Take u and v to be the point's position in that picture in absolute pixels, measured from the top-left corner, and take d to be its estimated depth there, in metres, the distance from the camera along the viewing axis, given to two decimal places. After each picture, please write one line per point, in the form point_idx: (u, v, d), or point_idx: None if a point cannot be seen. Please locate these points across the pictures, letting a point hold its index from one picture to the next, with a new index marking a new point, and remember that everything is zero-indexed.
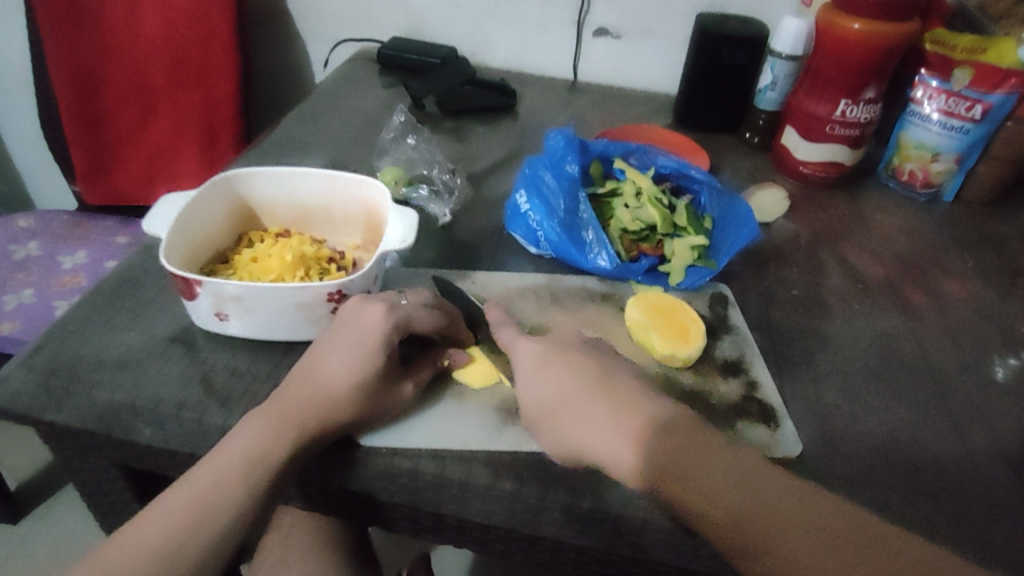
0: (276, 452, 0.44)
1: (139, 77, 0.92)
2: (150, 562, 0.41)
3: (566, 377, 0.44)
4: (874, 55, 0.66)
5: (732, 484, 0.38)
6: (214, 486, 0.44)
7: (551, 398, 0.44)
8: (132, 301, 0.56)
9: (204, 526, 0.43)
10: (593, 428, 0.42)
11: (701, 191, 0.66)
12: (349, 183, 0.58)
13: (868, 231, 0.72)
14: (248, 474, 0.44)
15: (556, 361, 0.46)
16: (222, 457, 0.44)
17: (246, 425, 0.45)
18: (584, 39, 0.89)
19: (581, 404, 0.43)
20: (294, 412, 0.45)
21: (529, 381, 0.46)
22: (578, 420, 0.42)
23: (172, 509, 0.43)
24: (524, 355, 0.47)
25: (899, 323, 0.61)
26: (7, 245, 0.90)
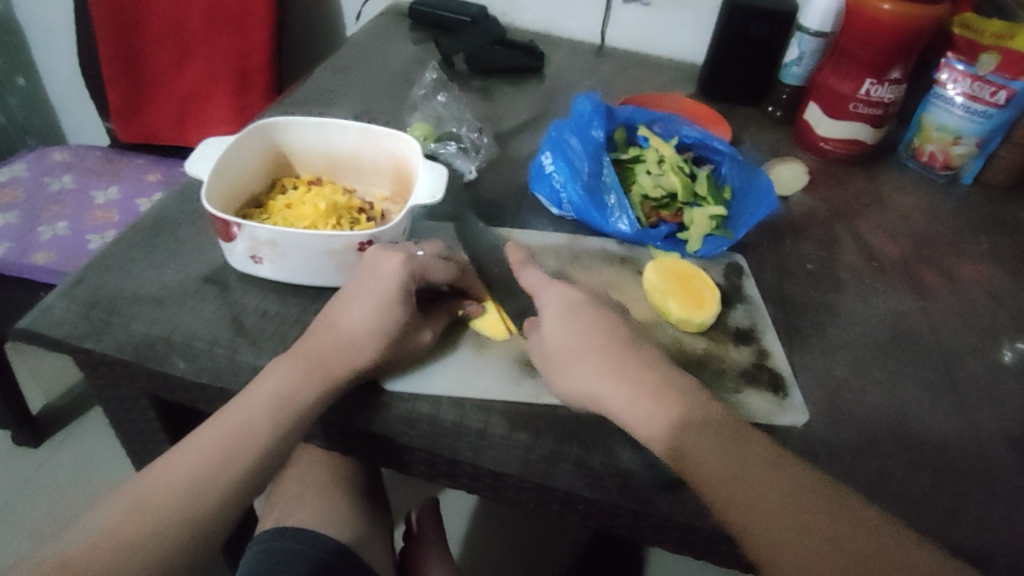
0: (303, 393, 0.47)
1: (177, 20, 0.93)
2: (186, 489, 0.44)
3: (588, 332, 0.47)
4: (902, 36, 0.66)
5: (729, 467, 0.41)
6: (245, 422, 0.46)
7: (574, 348, 0.47)
8: (169, 241, 0.58)
9: (234, 461, 0.46)
10: (606, 382, 0.45)
11: (723, 161, 0.67)
12: (382, 137, 0.60)
13: (885, 210, 0.73)
14: (277, 413, 0.46)
15: (577, 315, 0.48)
16: (253, 396, 0.47)
17: (274, 368, 0.48)
18: (615, 5, 0.89)
19: (598, 362, 0.46)
20: (319, 357, 0.48)
21: (554, 325, 0.48)
22: (598, 376, 0.45)
23: (206, 443, 0.46)
24: (551, 302, 0.49)
25: (910, 302, 0.62)
26: (41, 176, 0.92)
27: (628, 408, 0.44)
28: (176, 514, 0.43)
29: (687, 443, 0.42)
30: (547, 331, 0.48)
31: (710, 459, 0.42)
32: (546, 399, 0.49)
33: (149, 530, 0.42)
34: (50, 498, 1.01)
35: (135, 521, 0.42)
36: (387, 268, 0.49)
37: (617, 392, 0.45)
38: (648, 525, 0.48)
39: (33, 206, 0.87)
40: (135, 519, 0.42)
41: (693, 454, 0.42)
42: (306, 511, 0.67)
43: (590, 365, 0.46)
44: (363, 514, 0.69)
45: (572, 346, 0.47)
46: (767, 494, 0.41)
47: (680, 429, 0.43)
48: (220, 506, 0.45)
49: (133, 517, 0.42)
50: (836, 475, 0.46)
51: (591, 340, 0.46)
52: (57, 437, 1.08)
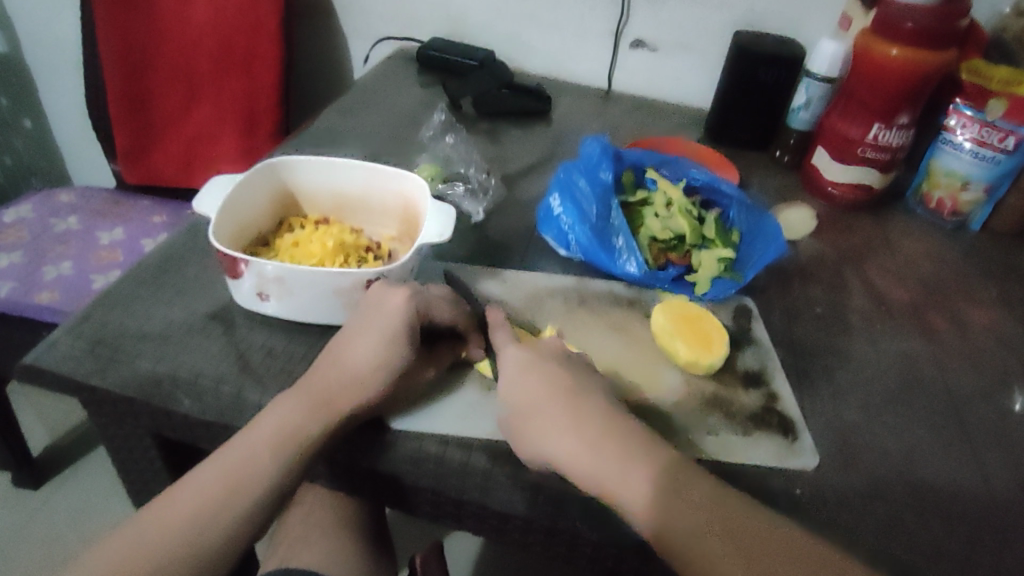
0: (309, 431, 0.45)
1: (185, 62, 0.94)
2: (189, 528, 0.43)
3: (544, 387, 0.46)
4: (909, 81, 0.67)
5: (721, 550, 0.39)
6: (246, 458, 0.45)
7: (528, 402, 0.46)
8: (175, 278, 0.58)
9: (241, 499, 0.44)
10: (557, 434, 0.44)
11: (731, 206, 0.67)
12: (389, 177, 0.60)
13: (894, 255, 0.73)
14: (280, 449, 0.45)
15: (538, 370, 0.47)
16: (253, 433, 0.45)
17: (278, 403, 0.47)
18: (620, 50, 0.91)
19: (549, 414, 0.45)
20: (323, 393, 0.47)
21: (510, 382, 0.47)
22: (553, 432, 0.44)
23: (206, 481, 0.44)
24: (507, 360, 0.48)
25: (923, 346, 0.61)
26: (47, 218, 0.93)
27: (578, 457, 0.43)
28: (180, 557, 0.42)
29: (668, 517, 0.40)
30: (503, 386, 0.48)
31: (689, 537, 0.39)
32: None
33: (150, 568, 0.41)
34: (44, 540, 0.99)
35: (138, 561, 0.41)
36: (384, 310, 0.49)
37: (578, 451, 0.43)
38: (656, 571, 0.46)
39: (39, 246, 0.87)
40: (137, 557, 0.41)
41: (673, 532, 0.39)
42: (311, 553, 0.64)
43: (543, 421, 0.45)
44: (370, 555, 0.67)
45: (526, 401, 0.46)
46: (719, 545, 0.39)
47: (665, 503, 0.40)
48: (223, 547, 0.43)
49: (136, 560, 0.41)
50: (851, 524, 0.45)
51: (546, 395, 0.46)
52: (54, 478, 1.06)
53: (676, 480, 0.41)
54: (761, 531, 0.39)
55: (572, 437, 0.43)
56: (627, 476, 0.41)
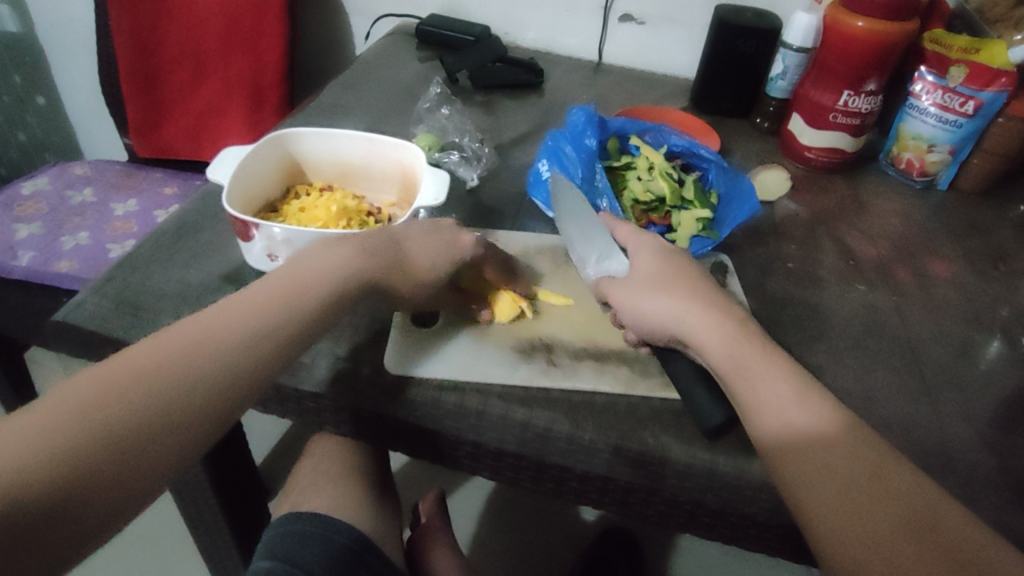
0: (344, 285, 0.49)
1: (193, 42, 0.98)
2: (242, 323, 0.44)
3: (679, 275, 0.54)
4: (876, 51, 0.71)
5: (840, 488, 0.40)
6: (303, 283, 0.48)
7: (657, 282, 0.53)
8: (194, 242, 0.63)
9: (286, 314, 0.46)
10: (678, 304, 0.51)
11: (710, 169, 0.71)
12: (388, 145, 0.64)
13: (866, 216, 0.77)
14: (331, 287, 0.48)
15: (671, 266, 0.55)
16: (314, 267, 0.49)
17: (331, 249, 0.51)
18: (609, 24, 0.94)
19: (673, 289, 0.52)
20: (369, 256, 0.51)
21: (648, 263, 0.55)
22: (679, 307, 0.51)
23: (266, 290, 0.47)
24: (646, 248, 0.57)
25: (886, 298, 0.66)
26: (64, 190, 0.98)
27: (704, 337, 0.49)
28: (228, 344, 0.43)
29: (789, 434, 0.43)
30: (639, 264, 0.55)
31: (802, 457, 0.42)
32: (540, 383, 0.52)
33: (200, 354, 0.42)
34: None
35: (192, 338, 0.42)
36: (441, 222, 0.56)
37: (700, 333, 0.49)
38: (635, 501, 0.49)
39: (57, 218, 0.92)
40: (188, 336, 0.42)
41: (791, 450, 0.43)
42: (321, 497, 0.70)
43: (667, 296, 0.52)
44: (375, 501, 0.73)
45: (656, 279, 0.53)
46: (830, 450, 0.42)
47: (791, 424, 0.44)
48: (244, 367, 0.43)
49: (191, 339, 0.42)
50: None
51: (679, 281, 0.53)
52: None
53: (828, 412, 0.44)
54: (891, 479, 0.41)
55: (702, 321, 0.50)
56: (761, 383, 0.46)
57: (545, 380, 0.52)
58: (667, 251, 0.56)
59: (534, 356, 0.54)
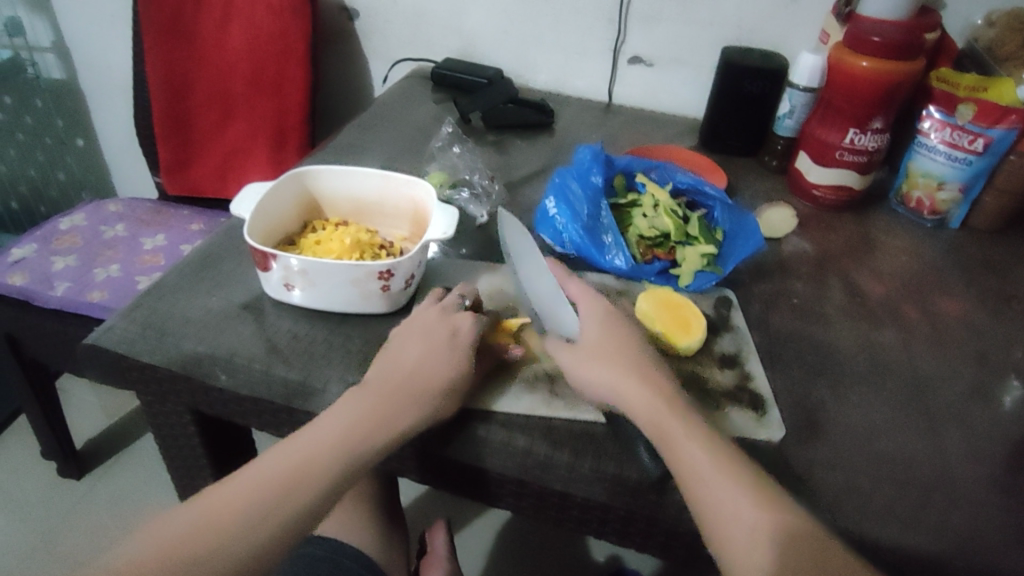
0: (371, 440, 0.48)
1: (223, 86, 1.03)
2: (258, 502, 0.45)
3: (617, 343, 0.53)
4: (880, 91, 0.73)
5: None
6: (322, 450, 0.47)
7: (597, 349, 0.53)
8: (215, 273, 0.65)
9: (301, 486, 0.46)
10: (614, 375, 0.51)
11: (715, 207, 0.73)
12: (401, 183, 0.67)
13: (876, 253, 0.77)
14: (348, 449, 0.48)
15: (613, 333, 0.54)
16: (333, 425, 0.49)
17: (351, 402, 0.50)
18: (619, 66, 0.98)
19: (610, 358, 0.52)
20: (389, 391, 0.50)
21: (589, 328, 0.55)
22: (615, 379, 0.51)
23: (283, 460, 0.47)
24: (591, 310, 0.56)
25: (893, 335, 0.66)
26: (98, 226, 1.02)
27: (638, 411, 0.49)
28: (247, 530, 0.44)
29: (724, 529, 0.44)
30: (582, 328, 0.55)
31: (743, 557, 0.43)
32: (543, 412, 0.53)
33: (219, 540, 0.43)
34: (91, 530, 1.08)
35: (210, 527, 0.44)
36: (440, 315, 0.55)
37: (634, 406, 0.50)
38: (636, 531, 0.49)
39: (90, 251, 0.96)
40: (206, 524, 0.44)
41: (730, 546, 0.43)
42: (328, 524, 0.71)
43: (603, 367, 0.52)
44: (382, 530, 0.74)
45: (594, 345, 0.53)
46: (778, 553, 0.42)
47: (726, 518, 0.44)
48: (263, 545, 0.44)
49: (208, 526, 0.44)
50: (810, 485, 0.50)
51: (616, 350, 0.53)
52: (97, 471, 1.16)
53: (768, 507, 0.44)
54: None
55: (637, 395, 0.50)
56: (693, 467, 0.46)
57: (549, 409, 0.53)
58: (609, 314, 0.56)
59: (538, 387, 0.55)
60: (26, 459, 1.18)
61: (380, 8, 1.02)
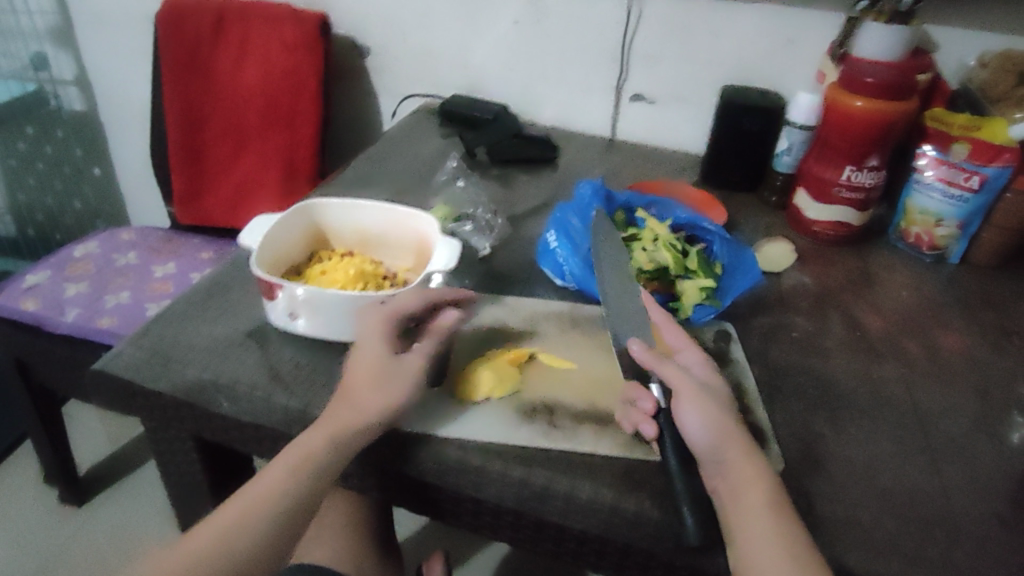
0: (321, 458, 0.51)
1: (237, 119, 1.06)
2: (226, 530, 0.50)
3: (722, 397, 0.52)
4: (875, 130, 0.74)
5: None
6: (283, 476, 0.51)
7: (710, 393, 0.51)
8: (222, 301, 0.67)
9: (267, 508, 0.50)
10: (723, 424, 0.50)
11: (714, 241, 0.73)
12: (406, 216, 0.69)
13: (874, 288, 0.78)
14: (301, 472, 0.51)
15: (719, 387, 0.53)
16: (291, 452, 0.52)
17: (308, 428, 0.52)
18: (622, 103, 1.00)
19: (718, 406, 0.51)
20: (335, 413, 0.52)
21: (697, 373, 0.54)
22: (724, 429, 0.49)
23: (252, 491, 0.51)
24: (696, 360, 0.55)
25: (891, 369, 0.66)
26: (110, 253, 1.04)
27: (735, 468, 0.48)
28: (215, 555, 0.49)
29: None
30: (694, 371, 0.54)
31: None
32: (539, 444, 0.54)
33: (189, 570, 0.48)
34: (92, 557, 1.08)
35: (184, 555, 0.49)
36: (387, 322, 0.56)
37: (734, 461, 0.49)
38: (633, 564, 0.50)
39: (102, 278, 0.99)
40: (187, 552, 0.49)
41: None
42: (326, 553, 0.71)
43: (715, 414, 0.50)
44: (380, 561, 0.74)
45: (705, 388, 0.52)
46: None
47: None
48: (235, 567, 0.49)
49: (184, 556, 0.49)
50: (806, 518, 0.50)
51: (725, 404, 0.52)
52: (100, 499, 1.17)
53: None
54: None
55: (739, 454, 0.49)
56: (769, 539, 0.46)
57: (545, 441, 0.54)
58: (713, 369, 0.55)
59: (536, 418, 0.56)
60: (30, 485, 1.19)
61: (392, 45, 1.05)
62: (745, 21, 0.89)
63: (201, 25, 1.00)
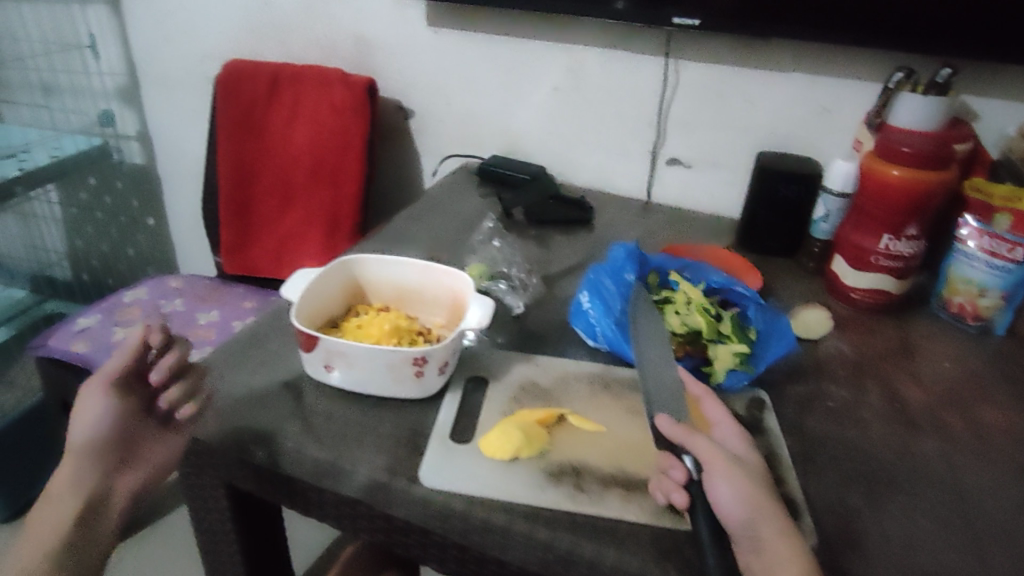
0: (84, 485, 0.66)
1: (284, 175, 1.11)
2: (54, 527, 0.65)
3: (758, 473, 0.52)
4: (912, 199, 0.75)
5: None
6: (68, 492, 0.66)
7: (745, 467, 0.51)
8: (262, 352, 0.69)
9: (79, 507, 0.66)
10: (757, 498, 0.49)
11: (749, 306, 0.72)
12: (443, 273, 0.71)
13: (915, 358, 0.76)
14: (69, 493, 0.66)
15: (753, 463, 0.53)
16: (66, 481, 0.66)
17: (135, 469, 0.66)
18: (658, 167, 1.01)
19: (754, 480, 0.50)
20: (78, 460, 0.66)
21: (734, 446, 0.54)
22: (758, 504, 0.49)
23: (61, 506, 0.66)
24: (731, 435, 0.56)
25: (934, 445, 0.64)
26: (159, 300, 1.08)
27: (768, 542, 0.48)
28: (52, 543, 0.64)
29: None
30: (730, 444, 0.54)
31: None
32: (566, 506, 0.53)
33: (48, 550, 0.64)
34: None
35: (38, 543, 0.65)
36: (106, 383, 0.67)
37: (767, 535, 0.48)
38: None
39: (149, 324, 1.03)
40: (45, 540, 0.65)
41: None
42: None
43: (750, 488, 0.49)
44: None
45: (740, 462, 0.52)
46: None
47: None
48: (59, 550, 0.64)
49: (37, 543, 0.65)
50: None
51: (759, 479, 0.51)
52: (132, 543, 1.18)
53: None
54: None
55: (772, 529, 0.48)
56: None
57: (572, 504, 0.53)
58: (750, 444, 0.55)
59: (564, 481, 0.55)
60: None
61: (435, 109, 1.10)
62: (780, 90, 0.90)
63: (258, 88, 1.07)
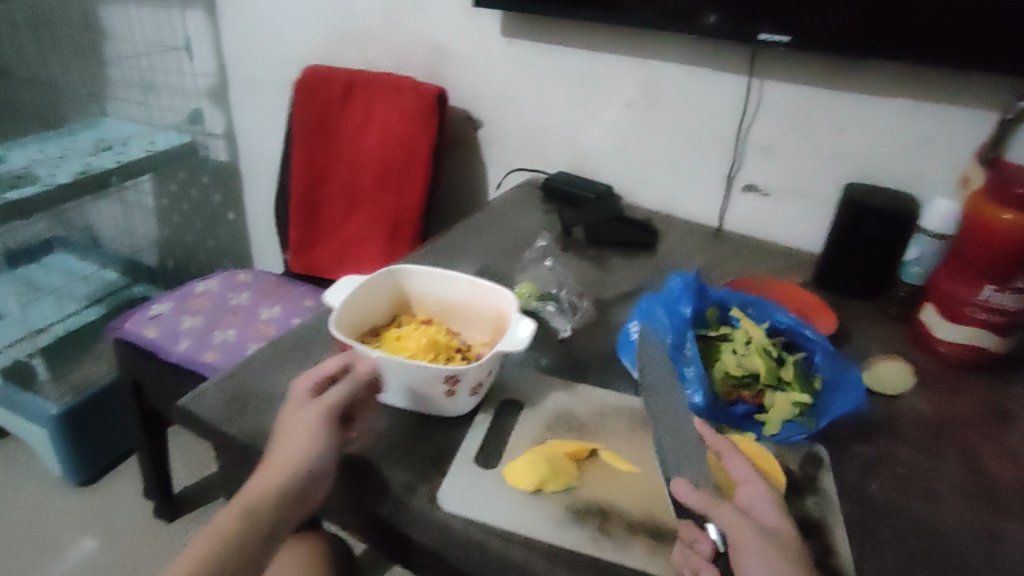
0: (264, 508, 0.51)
1: (353, 179, 1.12)
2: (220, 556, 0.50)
3: (788, 542, 0.47)
4: (1022, 246, 0.67)
5: None
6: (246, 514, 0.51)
7: (773, 540, 0.46)
8: (305, 353, 0.69)
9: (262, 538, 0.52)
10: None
11: (816, 351, 0.67)
12: (487, 291, 0.68)
13: (1007, 426, 0.68)
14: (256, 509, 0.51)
15: (783, 527, 0.48)
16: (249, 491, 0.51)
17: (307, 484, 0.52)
18: (732, 193, 0.96)
19: (784, 555, 0.45)
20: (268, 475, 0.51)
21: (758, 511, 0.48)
22: None
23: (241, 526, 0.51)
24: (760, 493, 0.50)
25: (1018, 530, 0.56)
26: (227, 292, 1.11)
27: None
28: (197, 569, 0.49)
29: None
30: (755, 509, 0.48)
31: None
32: (587, 548, 0.50)
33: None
34: None
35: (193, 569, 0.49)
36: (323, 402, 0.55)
37: None
38: None
39: (215, 314, 1.06)
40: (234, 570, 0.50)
41: None
42: None
43: (779, 567, 0.45)
44: None
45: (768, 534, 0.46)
46: None
47: None
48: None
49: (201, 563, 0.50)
50: None
51: (789, 550, 0.46)
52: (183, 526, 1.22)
53: None
54: None
55: None
56: None
57: (593, 546, 0.50)
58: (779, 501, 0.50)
59: (589, 520, 0.52)
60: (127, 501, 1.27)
61: (506, 120, 1.08)
62: (874, 118, 0.84)
63: (333, 93, 1.08)
